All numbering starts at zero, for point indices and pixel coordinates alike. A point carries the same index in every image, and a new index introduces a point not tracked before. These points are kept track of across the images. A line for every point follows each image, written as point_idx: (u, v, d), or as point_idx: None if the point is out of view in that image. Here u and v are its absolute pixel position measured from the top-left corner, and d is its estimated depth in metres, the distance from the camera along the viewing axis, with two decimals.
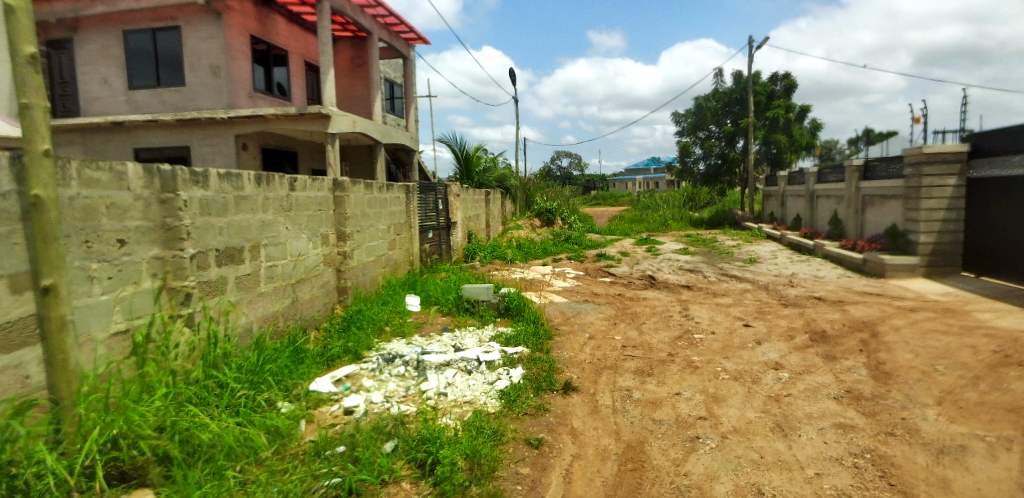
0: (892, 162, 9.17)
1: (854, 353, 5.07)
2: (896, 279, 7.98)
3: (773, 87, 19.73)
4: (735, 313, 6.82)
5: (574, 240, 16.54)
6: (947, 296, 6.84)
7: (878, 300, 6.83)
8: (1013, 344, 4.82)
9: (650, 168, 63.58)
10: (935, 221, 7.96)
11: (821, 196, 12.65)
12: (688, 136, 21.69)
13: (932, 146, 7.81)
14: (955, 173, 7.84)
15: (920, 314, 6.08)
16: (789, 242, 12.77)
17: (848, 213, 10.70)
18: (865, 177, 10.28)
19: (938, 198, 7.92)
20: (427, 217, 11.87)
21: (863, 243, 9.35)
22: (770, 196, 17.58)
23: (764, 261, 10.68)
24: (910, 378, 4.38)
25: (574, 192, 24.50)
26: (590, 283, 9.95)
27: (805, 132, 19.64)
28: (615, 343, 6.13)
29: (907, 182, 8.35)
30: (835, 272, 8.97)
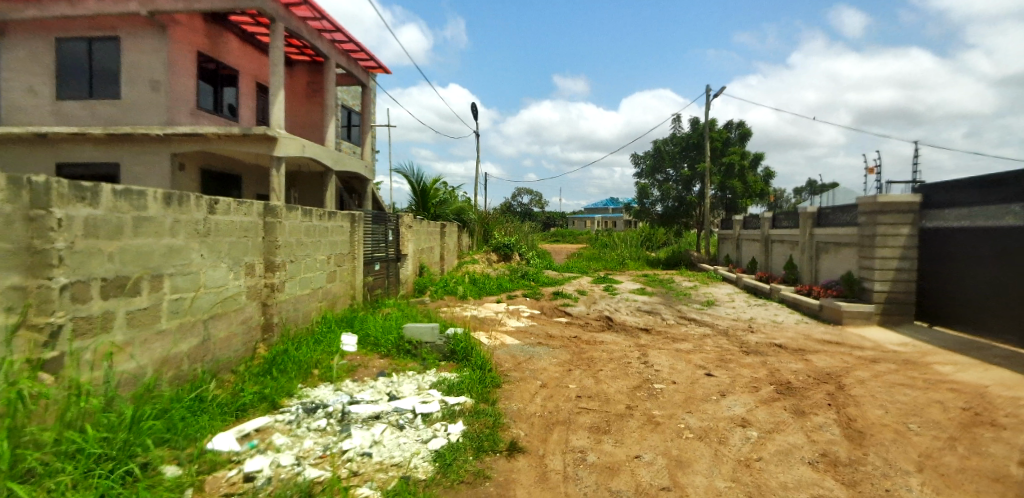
0: (845, 210, 9.25)
1: (822, 408, 4.68)
2: (852, 327, 7.86)
3: (727, 135, 20.40)
4: (696, 360, 6.43)
5: (530, 276, 16.13)
6: (904, 346, 6.67)
7: (838, 349, 6.58)
8: (980, 401, 4.53)
9: (609, 208, 64.96)
10: (890, 269, 7.95)
11: (774, 241, 12.79)
12: (646, 178, 22.10)
13: (887, 195, 7.88)
14: (908, 223, 7.90)
15: (882, 365, 5.81)
16: (744, 285, 12.75)
17: (803, 259, 10.75)
18: (819, 223, 10.38)
19: (892, 246, 7.94)
20: (375, 248, 11.16)
21: (818, 289, 9.31)
22: (724, 239, 17.84)
23: (721, 304, 10.50)
24: (886, 438, 4.00)
25: (534, 229, 24.29)
26: (545, 324, 9.44)
27: (759, 180, 20.27)
28: (569, 393, 5.58)
29: (861, 230, 8.37)
30: (792, 318, 8.81)
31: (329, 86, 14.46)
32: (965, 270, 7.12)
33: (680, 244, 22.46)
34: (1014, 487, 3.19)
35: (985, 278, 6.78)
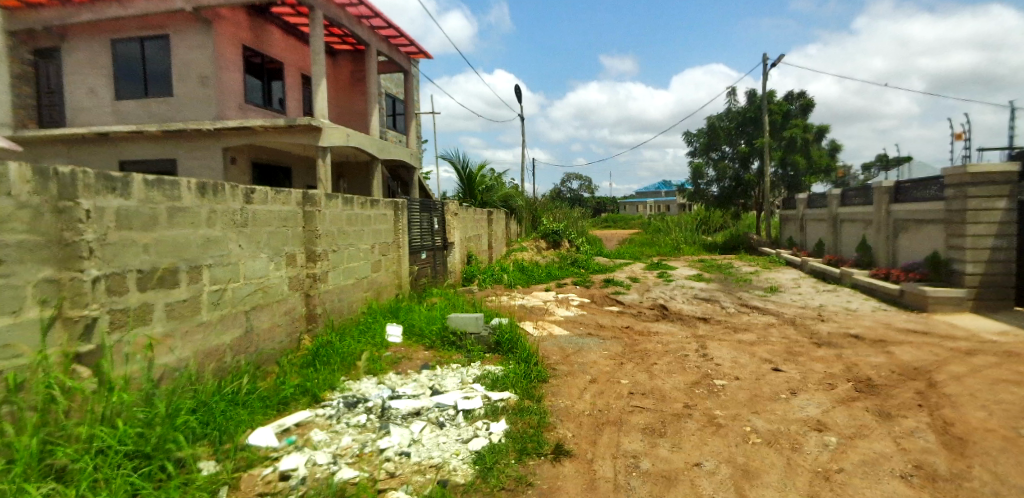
0: (928, 184, 8.27)
1: (912, 410, 4.10)
2: (940, 315, 7.01)
3: (788, 107, 19.01)
4: (761, 353, 5.89)
5: (580, 263, 15.69)
6: (1007, 336, 5.84)
7: (926, 340, 5.84)
8: None
9: (662, 192, 62.76)
10: (983, 249, 7.03)
11: (845, 220, 11.74)
12: (701, 157, 20.97)
13: (977, 165, 6.91)
14: (1005, 196, 6.92)
15: (980, 357, 5.08)
16: (812, 269, 11.80)
17: (879, 239, 9.78)
18: (897, 199, 9.38)
19: (986, 223, 7.02)
20: (421, 237, 11.07)
21: (897, 273, 8.41)
22: (788, 220, 16.67)
23: (786, 291, 9.73)
24: (993, 446, 3.42)
25: (583, 214, 23.69)
26: (595, 313, 9.05)
27: (825, 154, 18.93)
28: (621, 389, 5.22)
29: (948, 205, 7.44)
30: (869, 305, 8.00)
31: (372, 73, 14.42)
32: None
33: (739, 227, 21.28)
34: None
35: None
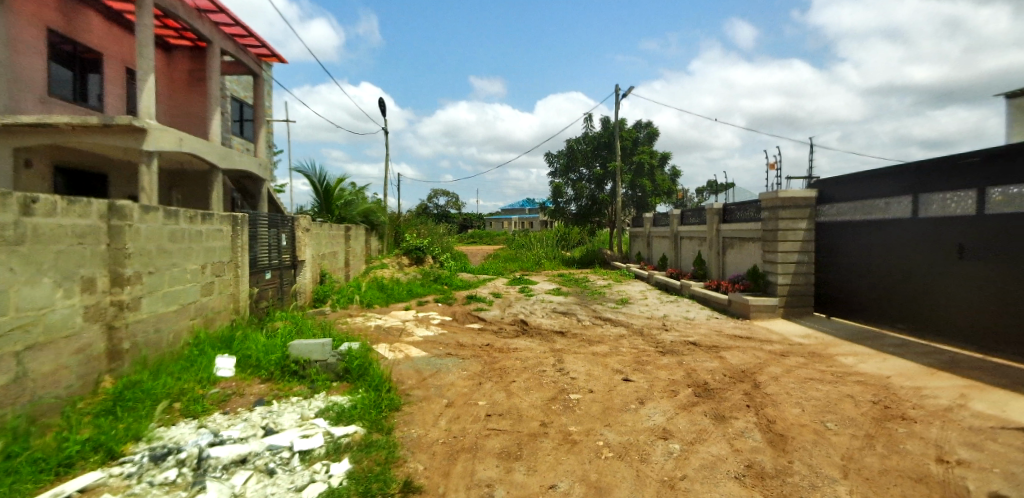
0: (748, 206, 9.54)
1: (741, 411, 4.47)
2: (758, 321, 8.00)
3: (637, 134, 20.96)
4: (614, 364, 6.10)
5: (443, 280, 15.38)
6: (808, 338, 6.79)
7: (749, 344, 6.55)
8: (888, 393, 4.54)
9: (525, 210, 65.47)
10: (790, 263, 8.16)
11: (684, 237, 13.10)
12: (561, 177, 22.21)
13: (787, 191, 8.08)
14: (806, 217, 8.15)
15: (791, 359, 5.77)
16: (655, 282, 12.91)
17: (710, 255, 11.00)
18: (724, 220, 10.66)
19: (792, 240, 8.16)
20: (267, 254, 9.87)
21: (726, 284, 9.50)
22: (636, 237, 18.27)
23: (635, 303, 10.44)
24: (807, 441, 3.81)
25: (448, 230, 23.49)
26: (456, 331, 8.76)
27: (667, 178, 21.13)
28: (478, 411, 4.98)
29: (764, 225, 8.54)
30: (704, 314, 8.88)
31: (214, 73, 12.57)
32: (851, 259, 7.39)
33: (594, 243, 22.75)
34: (937, 488, 3.09)
35: (868, 268, 7.01)
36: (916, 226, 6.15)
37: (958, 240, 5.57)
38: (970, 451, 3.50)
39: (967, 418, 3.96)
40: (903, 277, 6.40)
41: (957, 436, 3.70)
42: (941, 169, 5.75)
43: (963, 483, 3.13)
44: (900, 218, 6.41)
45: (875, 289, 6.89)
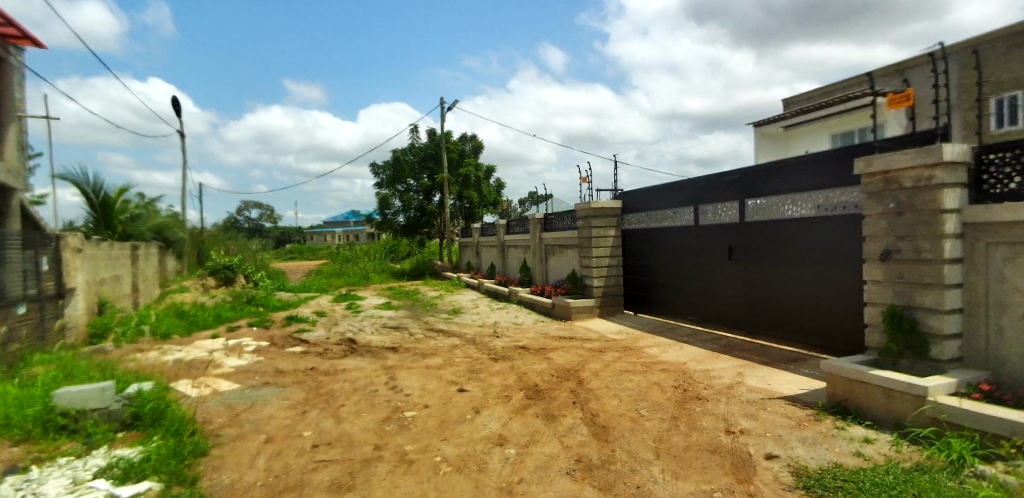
0: (565, 215, 10.41)
1: (569, 407, 4.74)
2: (579, 322, 8.71)
3: (462, 146, 21.47)
4: (448, 375, 5.99)
5: (258, 301, 13.60)
6: (620, 334, 7.58)
7: (572, 344, 7.04)
8: (685, 377, 5.26)
9: (350, 222, 62.23)
10: (603, 267, 9.07)
11: (510, 246, 13.71)
12: (387, 189, 21.64)
13: (597, 203, 9.01)
14: (614, 226, 9.16)
15: (609, 354, 6.34)
16: (486, 289, 13.24)
17: (535, 261, 11.69)
18: (545, 229, 11.41)
19: (604, 246, 9.10)
20: (19, 282, 7.54)
21: (549, 289, 10.17)
22: (465, 247, 18.62)
23: (467, 312, 10.52)
24: (626, 429, 4.19)
25: (262, 245, 20.98)
26: (275, 358, 7.73)
27: (493, 190, 21.90)
28: (303, 444, 4.40)
29: (580, 233, 9.36)
30: (531, 318, 9.34)
31: None
32: (651, 262, 8.44)
33: (424, 254, 22.51)
34: (728, 457, 3.65)
35: (665, 270, 8.09)
36: (697, 232, 7.28)
37: (726, 244, 6.72)
38: (749, 420, 4.22)
39: (744, 393, 4.77)
40: (691, 277, 7.50)
41: (738, 409, 4.43)
42: (712, 184, 6.90)
43: (746, 450, 3.76)
44: (684, 224, 7.56)
45: (671, 288, 7.96)
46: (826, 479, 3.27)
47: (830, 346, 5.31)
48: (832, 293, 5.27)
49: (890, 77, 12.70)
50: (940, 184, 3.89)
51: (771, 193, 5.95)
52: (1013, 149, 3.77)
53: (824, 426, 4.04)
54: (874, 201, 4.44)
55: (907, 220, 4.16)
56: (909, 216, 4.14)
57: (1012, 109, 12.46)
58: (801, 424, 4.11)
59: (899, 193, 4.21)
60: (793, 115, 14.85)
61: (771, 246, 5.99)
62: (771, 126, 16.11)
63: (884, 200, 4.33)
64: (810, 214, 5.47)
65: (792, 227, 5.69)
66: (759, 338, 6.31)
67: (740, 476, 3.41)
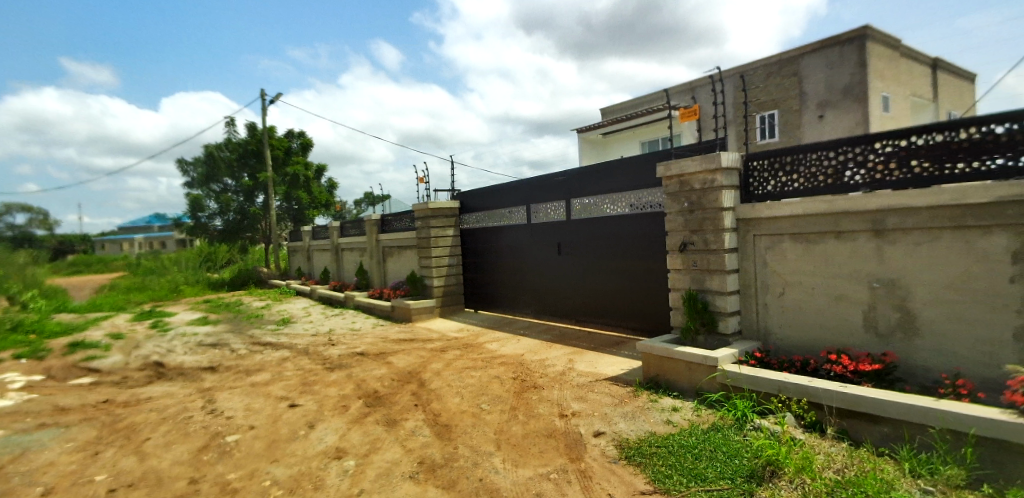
0: (403, 216, 10.26)
1: (411, 410, 4.64)
2: (420, 323, 8.64)
3: (289, 143, 19.78)
4: (277, 391, 5.46)
5: (24, 328, 10.92)
6: (461, 332, 7.69)
7: (413, 346, 6.93)
8: (521, 368, 5.50)
9: (155, 226, 53.39)
10: (442, 266, 9.12)
11: (345, 249, 13.06)
12: (199, 189, 19.11)
13: (435, 203, 9.02)
14: (452, 225, 9.26)
15: (450, 353, 6.37)
16: (319, 296, 12.41)
17: (372, 264, 11.30)
18: (383, 230, 11.11)
19: (443, 246, 9.14)
20: None
21: (388, 291, 9.94)
22: (295, 251, 17.33)
23: (298, 321, 9.73)
24: (468, 425, 4.24)
25: (30, 258, 16.89)
26: (51, 393, 6.27)
27: (324, 190, 20.58)
28: (93, 491, 3.62)
29: (418, 233, 9.29)
30: (369, 323, 9.00)
31: None
32: (489, 260, 8.68)
33: (247, 262, 20.30)
34: (562, 439, 3.89)
35: (503, 267, 8.37)
36: (531, 230, 7.70)
37: (556, 240, 7.20)
38: (579, 402, 4.54)
39: (575, 377, 5.14)
40: (526, 273, 7.89)
41: (569, 393, 4.75)
42: (543, 185, 7.34)
43: (578, 430, 4.05)
44: (518, 223, 7.93)
45: (509, 284, 8.27)
46: (644, 447, 3.69)
47: (643, 328, 5.99)
48: (644, 281, 5.95)
49: (683, 94, 14.93)
50: (720, 186, 4.63)
51: (592, 193, 6.52)
52: (769, 158, 4.66)
53: (640, 400, 4.52)
54: (672, 200, 5.12)
55: (697, 216, 4.86)
56: (698, 213, 4.85)
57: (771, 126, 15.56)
58: (623, 400, 4.54)
59: (690, 193, 4.92)
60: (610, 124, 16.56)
61: (595, 242, 6.56)
62: (591, 133, 17.79)
63: (680, 199, 5.03)
64: (624, 212, 6.11)
65: (611, 224, 6.30)
66: (586, 326, 6.90)
67: (573, 455, 3.67)
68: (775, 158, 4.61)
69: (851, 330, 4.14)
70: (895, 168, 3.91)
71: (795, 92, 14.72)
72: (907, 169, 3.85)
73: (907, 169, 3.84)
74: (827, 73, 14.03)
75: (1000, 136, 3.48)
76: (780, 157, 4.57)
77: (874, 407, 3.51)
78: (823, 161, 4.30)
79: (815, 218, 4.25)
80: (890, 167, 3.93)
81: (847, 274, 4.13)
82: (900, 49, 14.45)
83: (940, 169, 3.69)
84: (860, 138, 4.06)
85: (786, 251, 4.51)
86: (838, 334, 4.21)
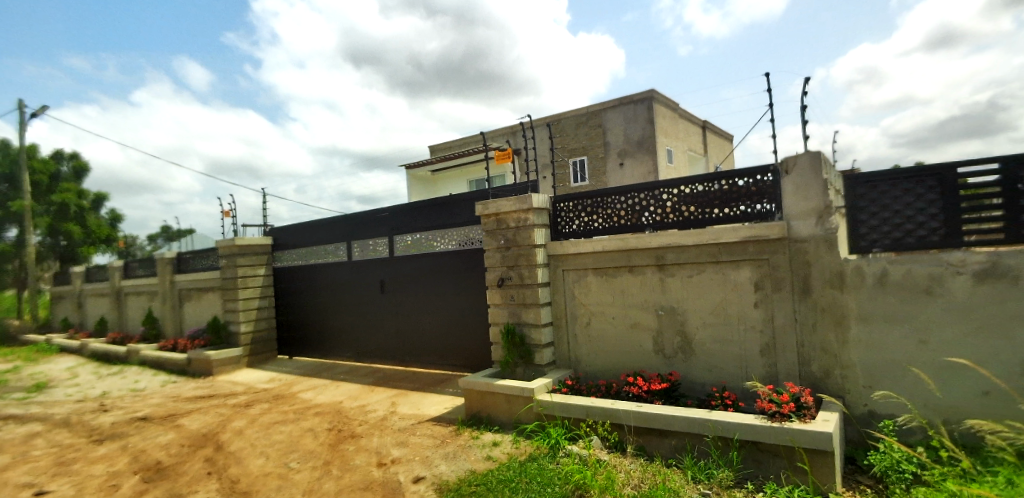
0: (206, 254, 9.19)
1: (203, 480, 4.00)
2: (223, 376, 7.66)
3: (56, 166, 16.58)
4: (16, 479, 4.29)
5: None
6: (272, 382, 7.00)
7: (212, 403, 6.07)
8: (339, 417, 5.14)
9: None
10: (251, 309, 8.28)
11: (128, 294, 11.22)
12: None
13: (243, 239, 8.24)
14: (264, 263, 8.53)
15: (256, 408, 5.71)
16: (91, 352, 10.33)
17: (165, 310, 9.86)
18: (179, 270, 9.84)
19: (252, 287, 8.33)
20: None
21: (184, 341, 8.69)
22: (61, 298, 14.38)
23: (59, 386, 7.93)
24: (272, 489, 3.78)
25: None
26: None
27: (104, 223, 17.21)
28: None
29: (223, 273, 8.37)
30: (157, 381, 7.72)
31: None
32: (309, 301, 8.03)
33: None
34: (379, 491, 3.66)
35: (325, 309, 7.80)
36: (353, 267, 7.37)
37: (379, 277, 6.98)
38: (400, 448, 4.34)
39: (396, 422, 4.94)
40: (349, 313, 7.47)
41: (390, 439, 4.52)
42: (366, 221, 7.13)
43: (397, 478, 3.85)
44: (340, 260, 7.54)
45: (331, 326, 7.72)
46: (463, 487, 3.62)
47: (469, 363, 6.01)
48: (465, 317, 6.03)
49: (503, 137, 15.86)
50: (533, 225, 4.95)
51: (418, 230, 6.46)
52: (572, 200, 5.12)
53: (462, 439, 4.48)
54: (490, 237, 5.30)
55: (513, 253, 5.11)
56: (514, 249, 5.09)
57: (581, 169, 17.22)
58: (445, 441, 4.45)
59: (507, 231, 5.15)
60: (439, 162, 16.98)
61: (418, 278, 6.52)
62: (420, 170, 18.07)
63: (498, 236, 5.23)
64: (446, 249, 6.19)
65: (435, 260, 6.30)
66: (411, 366, 6.71)
67: None
68: (577, 200, 5.08)
69: (644, 354, 4.64)
70: (671, 211, 4.56)
71: (601, 142, 16.63)
72: (679, 213, 4.51)
73: (680, 213, 4.51)
74: (625, 126, 16.16)
75: (741, 187, 4.28)
76: (581, 199, 5.06)
77: (662, 422, 3.94)
78: (616, 203, 4.85)
79: (613, 254, 4.73)
80: (666, 210, 4.59)
81: (638, 304, 4.65)
82: (678, 112, 17.28)
83: (703, 213, 4.41)
84: (643, 186, 4.66)
85: (589, 285, 4.93)
86: (633, 358, 4.68)
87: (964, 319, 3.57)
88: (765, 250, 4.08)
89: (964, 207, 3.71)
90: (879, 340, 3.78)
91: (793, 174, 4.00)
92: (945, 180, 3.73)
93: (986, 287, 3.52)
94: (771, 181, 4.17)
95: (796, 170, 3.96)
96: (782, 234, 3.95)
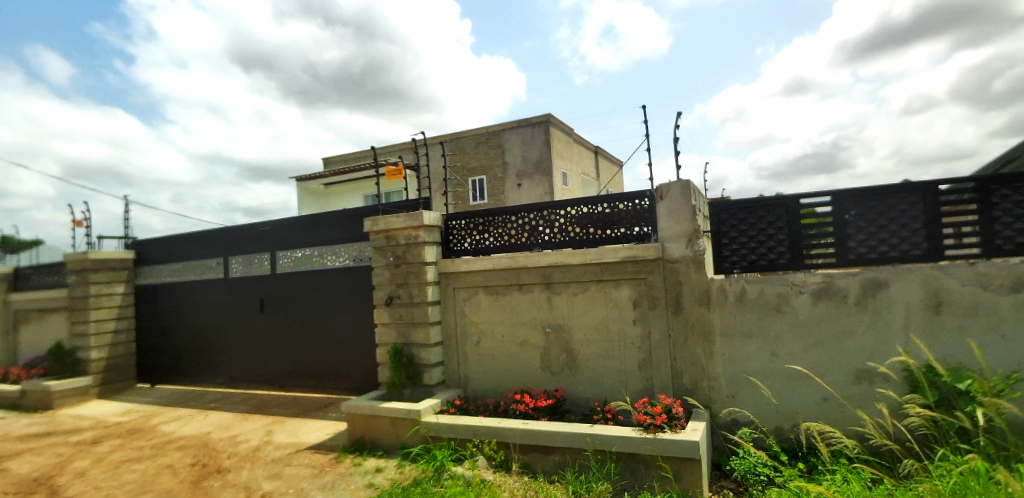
0: (52, 270, 8.17)
1: None
2: (66, 409, 6.81)
3: None
4: None
5: None
6: (127, 414, 6.29)
7: (50, 441, 5.33)
8: (204, 450, 4.73)
9: None
10: (105, 332, 7.45)
11: None
12: None
13: (98, 252, 7.44)
14: (123, 280, 7.74)
15: (105, 445, 5.09)
16: None
17: None
18: (16, 287, 8.66)
19: (107, 307, 7.50)
20: None
21: (18, 371, 7.62)
22: None
23: None
24: None
25: None
26: None
27: None
28: None
29: (71, 291, 7.50)
30: None
31: None
32: (181, 322, 7.33)
33: None
34: None
35: (199, 331, 7.15)
36: (229, 285, 6.87)
37: (258, 296, 6.57)
38: (271, 481, 4.05)
39: (269, 452, 4.63)
40: (224, 335, 6.92)
41: (261, 472, 4.22)
42: (245, 235, 6.71)
43: None
44: (217, 276, 7.00)
45: (207, 349, 7.09)
46: None
47: (352, 386, 5.81)
48: (348, 338, 5.84)
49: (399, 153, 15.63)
50: (423, 242, 4.92)
51: (301, 246, 6.19)
52: (464, 219, 5.15)
53: (342, 467, 4.28)
54: (378, 254, 5.18)
55: (402, 270, 5.03)
56: (404, 267, 5.02)
57: (479, 189, 17.35)
58: (323, 470, 4.23)
59: (397, 248, 5.07)
60: (332, 174, 16.38)
61: (298, 296, 6.22)
62: (313, 183, 17.33)
63: (386, 253, 5.13)
64: (331, 266, 5.98)
65: (319, 278, 6.05)
66: (291, 391, 6.34)
67: None
68: (468, 219, 5.13)
69: (531, 371, 4.74)
70: (558, 232, 4.72)
71: (500, 162, 16.96)
72: (566, 233, 4.69)
73: (566, 233, 4.69)
74: (523, 149, 16.61)
75: (618, 211, 4.54)
76: (473, 218, 5.10)
77: (546, 439, 4.01)
78: (507, 223, 4.94)
79: (503, 272, 4.81)
80: (553, 229, 4.75)
81: (526, 321, 4.75)
82: (573, 137, 18.13)
83: (586, 234, 4.61)
84: (532, 206, 4.81)
85: (479, 303, 4.97)
86: (521, 375, 4.77)
87: (807, 333, 4.02)
88: (642, 270, 4.34)
89: (807, 234, 4.19)
90: (740, 353, 4.15)
91: (666, 199, 4.30)
92: (789, 210, 4.20)
93: (823, 305, 3.99)
94: (647, 206, 4.46)
95: (668, 196, 4.27)
96: (656, 255, 4.23)
